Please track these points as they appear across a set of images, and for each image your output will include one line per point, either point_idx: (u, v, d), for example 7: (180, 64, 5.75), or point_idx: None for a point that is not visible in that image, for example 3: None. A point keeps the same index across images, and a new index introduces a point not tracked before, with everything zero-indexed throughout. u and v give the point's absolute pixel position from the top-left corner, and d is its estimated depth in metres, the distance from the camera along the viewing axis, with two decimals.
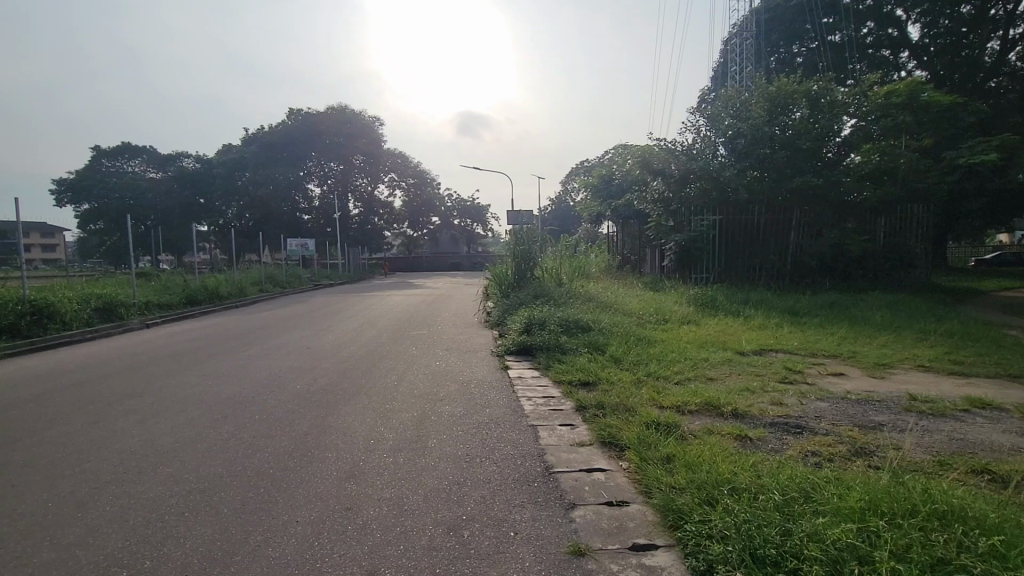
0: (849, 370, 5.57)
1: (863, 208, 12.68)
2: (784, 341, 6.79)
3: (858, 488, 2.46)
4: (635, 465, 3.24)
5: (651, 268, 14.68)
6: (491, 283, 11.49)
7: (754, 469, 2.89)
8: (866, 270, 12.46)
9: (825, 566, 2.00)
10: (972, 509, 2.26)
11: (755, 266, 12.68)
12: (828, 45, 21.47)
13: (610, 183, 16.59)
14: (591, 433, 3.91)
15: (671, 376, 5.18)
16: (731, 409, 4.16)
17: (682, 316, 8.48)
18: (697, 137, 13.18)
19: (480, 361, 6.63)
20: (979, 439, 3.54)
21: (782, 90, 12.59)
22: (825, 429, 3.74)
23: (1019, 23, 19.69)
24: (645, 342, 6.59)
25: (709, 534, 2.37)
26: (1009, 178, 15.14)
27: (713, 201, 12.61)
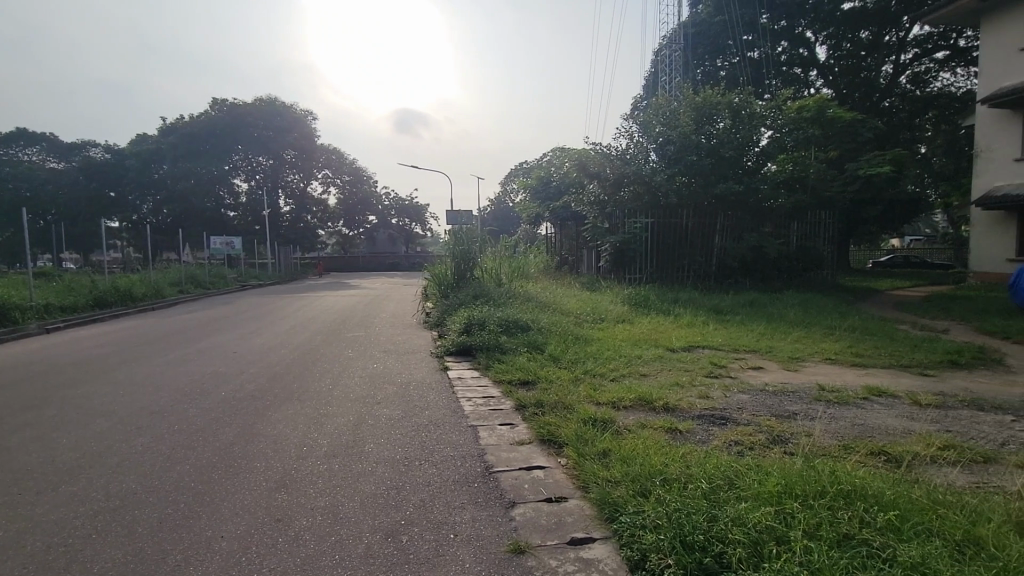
0: (767, 364, 5.98)
1: (779, 213, 13.66)
2: (710, 338, 7.18)
3: (775, 474, 2.66)
4: (573, 462, 3.30)
5: (588, 269, 15.06)
6: (430, 284, 11.39)
7: (683, 460, 3.04)
8: (782, 271, 13.46)
9: (747, 548, 2.14)
10: (871, 488, 2.49)
11: (684, 267, 13.29)
12: (748, 60, 22.86)
13: (548, 185, 16.89)
14: (530, 431, 3.96)
15: (606, 373, 5.34)
16: (662, 403, 4.35)
17: (617, 315, 8.75)
18: (630, 142, 13.67)
19: (419, 362, 6.56)
20: (878, 424, 3.92)
21: (707, 101, 13.35)
22: (746, 419, 4.00)
23: (908, 49, 21.70)
24: (582, 341, 6.75)
25: (642, 524, 2.46)
26: (901, 188, 16.88)
27: (645, 205, 13.13)
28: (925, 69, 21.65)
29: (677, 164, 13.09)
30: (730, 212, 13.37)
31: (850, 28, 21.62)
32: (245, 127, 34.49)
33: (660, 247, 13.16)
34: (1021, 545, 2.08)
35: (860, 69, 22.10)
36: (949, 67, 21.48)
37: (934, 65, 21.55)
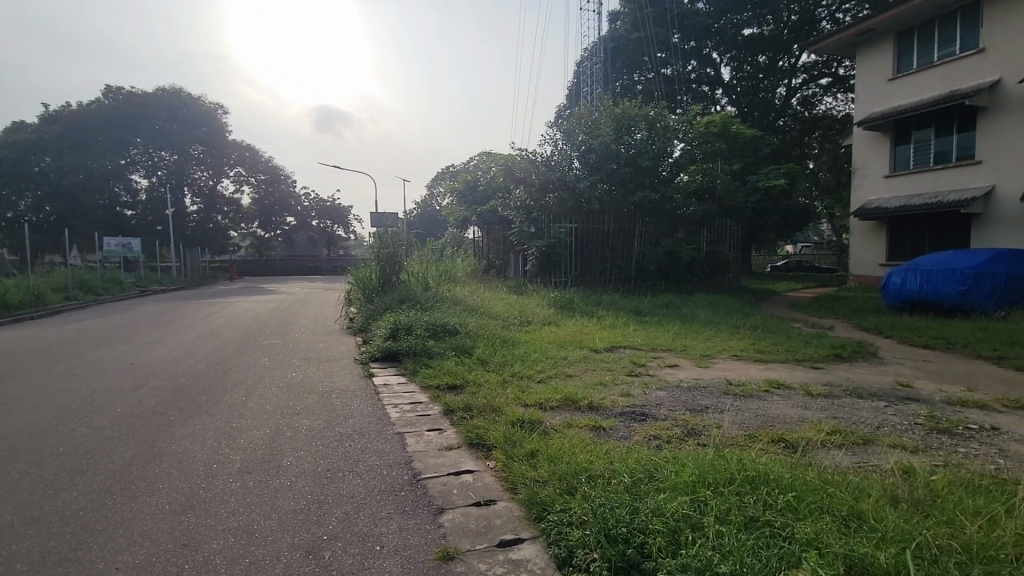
0: (682, 362, 6.36)
1: (690, 220, 14.58)
2: (631, 339, 7.52)
3: (689, 464, 2.85)
4: (502, 465, 3.32)
5: (514, 272, 15.22)
6: (355, 289, 11.02)
7: (607, 456, 3.16)
8: (694, 274, 14.38)
9: (666, 537, 2.25)
10: (772, 472, 2.73)
11: (607, 271, 13.79)
12: (662, 76, 24.30)
13: (475, 189, 16.93)
14: (459, 435, 3.94)
15: (534, 375, 5.43)
16: (586, 403, 4.49)
17: (543, 318, 8.91)
18: (555, 149, 14.06)
19: (342, 369, 6.31)
20: (778, 414, 4.29)
21: (626, 112, 14.05)
22: (663, 415, 4.22)
23: (799, 74, 23.89)
24: (509, 344, 6.82)
25: (569, 521, 2.53)
26: (794, 199, 18.65)
27: (570, 211, 13.53)
28: (812, 93, 24.02)
29: (599, 171, 13.62)
30: (647, 218, 14.09)
31: (750, 52, 23.57)
32: (146, 118, 31.60)
33: (584, 252, 13.55)
34: (894, 515, 2.36)
35: (758, 90, 24.14)
36: (832, 92, 23.88)
37: (819, 90, 23.94)
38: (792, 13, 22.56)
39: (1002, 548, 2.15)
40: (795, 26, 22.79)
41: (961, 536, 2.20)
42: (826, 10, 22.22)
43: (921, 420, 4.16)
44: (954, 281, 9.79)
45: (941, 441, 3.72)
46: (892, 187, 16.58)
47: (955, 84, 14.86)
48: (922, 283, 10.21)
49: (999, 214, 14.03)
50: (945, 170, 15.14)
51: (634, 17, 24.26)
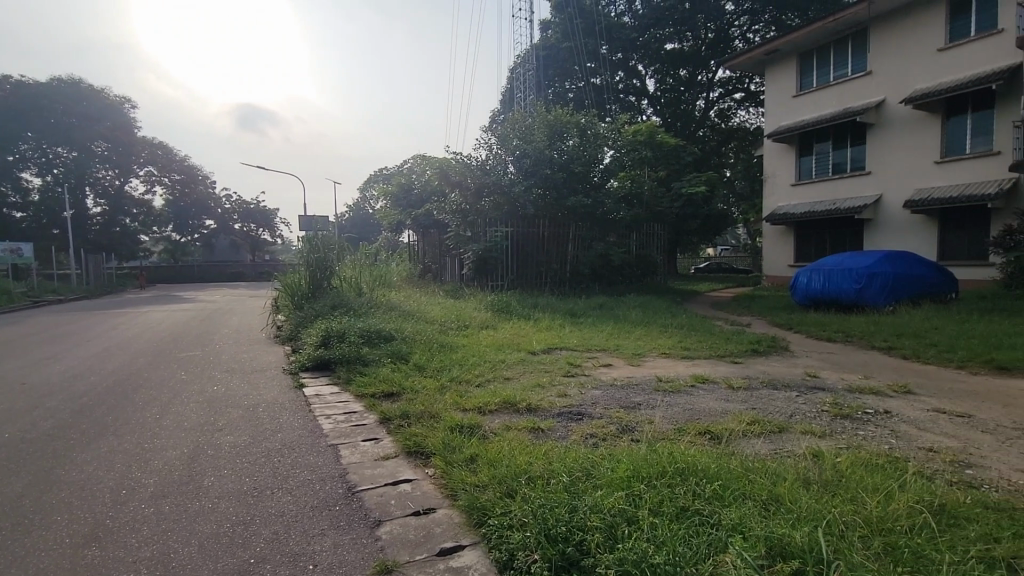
0: (616, 361, 6.58)
1: (620, 225, 15.13)
2: (567, 340, 7.68)
3: (625, 460, 2.95)
4: (441, 472, 3.28)
5: (450, 276, 15.11)
6: (282, 295, 10.49)
7: (545, 457, 3.21)
8: (624, 276, 14.94)
9: (604, 533, 2.32)
10: (699, 463, 2.88)
11: (542, 274, 14.00)
12: (591, 86, 25.16)
13: (409, 193, 16.71)
14: (396, 444, 3.85)
15: (472, 379, 5.41)
16: (525, 404, 4.53)
17: (481, 321, 8.92)
18: (490, 154, 14.13)
19: (269, 381, 5.98)
20: (704, 407, 4.54)
21: (558, 119, 14.38)
22: (599, 413, 4.34)
23: (715, 88, 25.50)
24: (447, 349, 6.77)
25: (509, 524, 2.54)
26: (714, 205, 19.85)
27: (505, 215, 13.63)
28: (727, 106, 25.68)
29: (534, 176, 13.82)
30: (580, 222, 14.48)
31: (672, 66, 24.84)
32: (38, 111, 28.74)
33: (520, 255, 13.71)
34: (807, 496, 2.56)
35: (680, 101, 25.45)
36: (745, 106, 25.68)
37: (733, 104, 25.68)
38: (708, 31, 24.07)
39: (897, 520, 2.39)
40: (711, 43, 24.34)
41: (863, 512, 2.43)
42: (739, 29, 23.93)
43: (827, 407, 4.56)
44: (851, 279, 10.80)
45: (844, 425, 4.09)
46: (798, 195, 18.05)
47: (849, 102, 16.43)
48: (825, 282, 11.23)
49: (887, 220, 15.64)
50: (843, 180, 16.68)
51: (564, 26, 25.14)
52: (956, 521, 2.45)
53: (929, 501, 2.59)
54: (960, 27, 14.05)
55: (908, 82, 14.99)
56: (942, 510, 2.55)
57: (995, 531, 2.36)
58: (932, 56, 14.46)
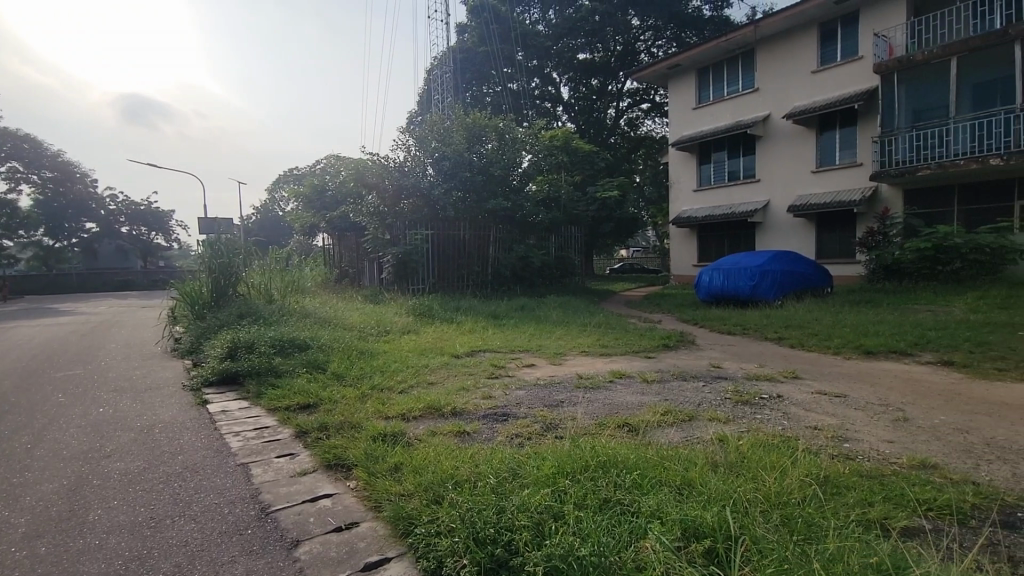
0: (538, 361, 6.71)
1: (539, 228, 15.46)
2: (490, 342, 7.72)
3: (549, 457, 3.02)
4: (364, 483, 3.16)
5: (369, 281, 14.62)
6: (180, 304, 9.59)
7: (472, 460, 3.20)
8: (544, 277, 15.27)
9: (532, 530, 2.35)
10: (618, 455, 3.01)
11: (463, 276, 13.95)
12: (508, 91, 25.57)
13: (323, 195, 15.99)
14: (314, 457, 3.66)
15: (394, 386, 5.26)
16: (450, 408, 4.49)
17: (402, 326, 8.71)
18: (408, 155, 13.89)
19: (166, 398, 5.45)
20: (622, 401, 4.75)
21: (477, 122, 14.37)
22: (523, 413, 4.39)
23: (625, 98, 26.86)
24: (367, 356, 6.55)
25: (436, 531, 2.50)
26: (626, 209, 20.84)
27: (424, 218, 13.46)
28: (636, 115, 27.10)
29: (453, 179, 13.73)
30: (501, 225, 14.61)
31: (584, 75, 25.84)
32: None
33: (441, 259, 13.56)
34: (714, 478, 2.76)
35: (592, 109, 26.49)
36: (651, 116, 27.24)
37: (641, 113, 27.16)
38: (617, 44, 25.30)
39: (790, 493, 2.64)
40: (620, 56, 25.62)
41: (763, 488, 2.67)
42: (644, 43, 25.37)
43: (730, 395, 4.94)
44: (747, 277, 11.79)
45: (745, 411, 4.45)
46: (700, 199, 19.42)
47: (741, 115, 17.98)
48: (724, 280, 12.18)
49: (776, 223, 17.25)
50: (738, 186, 18.18)
51: (480, 31, 25.47)
52: (838, 489, 2.76)
53: (816, 473, 2.90)
54: (829, 52, 15.83)
55: (789, 99, 16.67)
56: (826, 480, 2.87)
57: (868, 495, 2.69)
58: (808, 76, 16.17)
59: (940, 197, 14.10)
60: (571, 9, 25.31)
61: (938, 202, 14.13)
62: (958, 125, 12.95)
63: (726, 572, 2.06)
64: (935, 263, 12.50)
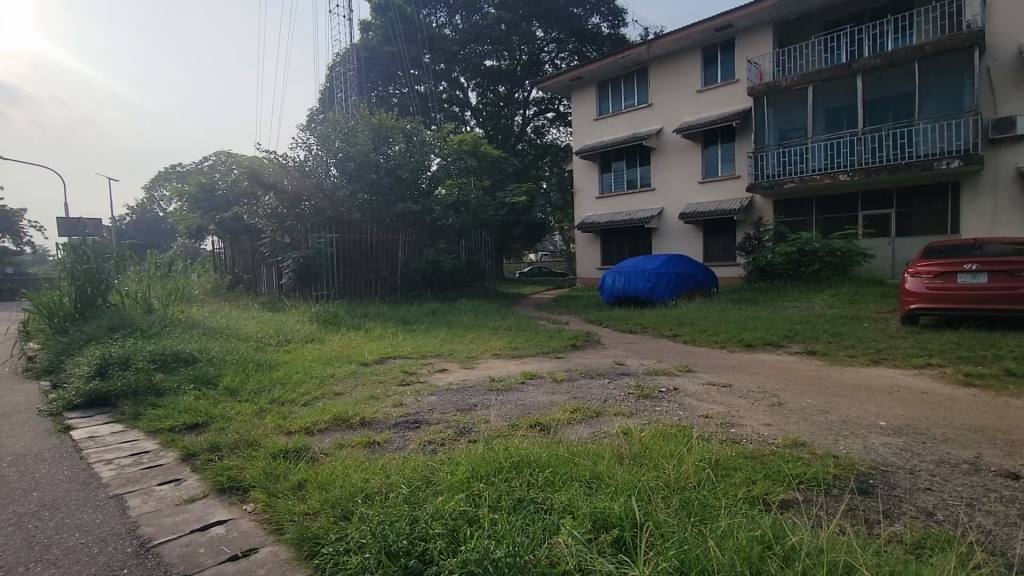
0: (450, 365, 6.67)
1: (449, 231, 15.40)
2: (400, 348, 7.54)
3: (463, 462, 3.00)
4: (263, 505, 2.94)
5: (266, 288, 13.66)
6: (34, 318, 8.31)
7: (383, 471, 3.09)
8: (455, 281, 15.23)
9: (447, 538, 2.32)
10: (530, 454, 3.07)
11: (371, 281, 13.50)
12: (415, 93, 25.28)
13: (212, 194, 14.71)
14: (204, 482, 3.33)
15: (296, 399, 4.94)
16: (358, 419, 4.31)
17: (305, 335, 8.24)
18: (308, 155, 13.22)
19: (16, 427, 4.68)
20: (534, 401, 4.85)
21: (383, 123, 13.97)
22: (435, 419, 4.33)
23: (531, 106, 27.58)
24: (265, 367, 6.11)
25: (345, 549, 2.38)
26: (534, 213, 21.34)
27: (328, 220, 12.83)
28: (542, 123, 27.91)
29: (357, 181, 13.26)
30: (409, 229, 14.35)
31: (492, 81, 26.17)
32: None
33: (347, 263, 13.02)
34: (621, 470, 2.90)
35: (500, 116, 26.88)
36: (556, 124, 28.20)
37: (546, 122, 28.03)
38: (522, 53, 25.93)
39: (687, 478, 2.85)
40: (525, 65, 26.29)
41: (664, 476, 2.85)
42: (548, 55, 26.24)
43: (633, 390, 5.24)
44: (645, 279, 12.58)
45: (646, 404, 4.73)
46: (603, 206, 20.42)
47: (637, 128, 19.18)
48: (625, 282, 12.91)
49: (670, 228, 18.58)
50: (636, 194, 19.35)
51: (386, 30, 25.01)
52: (727, 471, 3.03)
53: (708, 457, 3.16)
54: (711, 74, 17.40)
55: (678, 115, 18.07)
56: (717, 463, 3.13)
57: (752, 474, 2.98)
58: (694, 95, 17.64)
59: (803, 207, 16.00)
60: (477, 15, 25.56)
61: (802, 211, 16.02)
62: (815, 144, 14.75)
63: (633, 557, 2.18)
64: (799, 265, 14.18)
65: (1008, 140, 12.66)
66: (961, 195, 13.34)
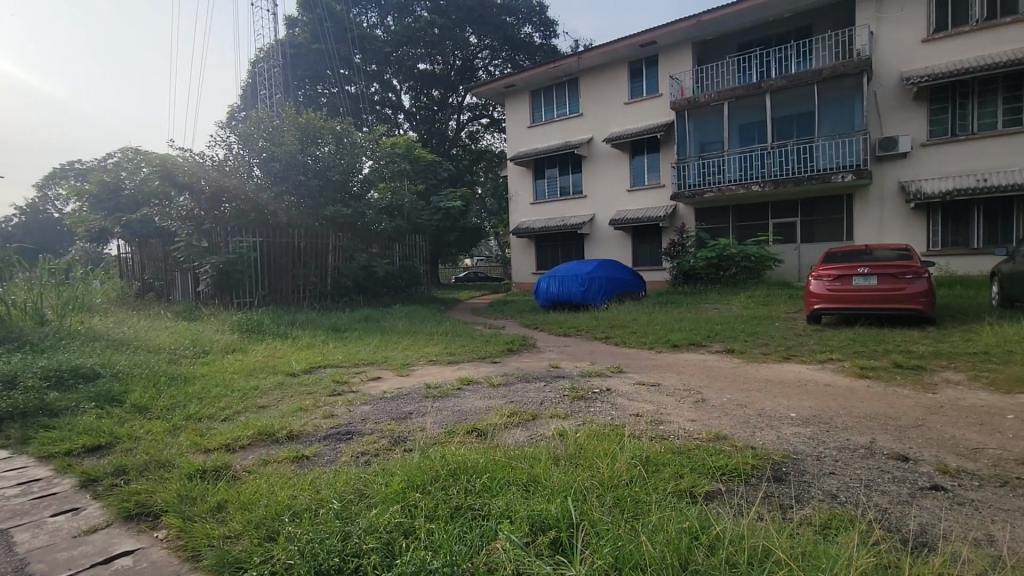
0: (384, 373, 6.49)
1: (382, 236, 15.06)
2: (330, 357, 7.25)
3: (398, 472, 2.93)
4: (177, 531, 2.70)
5: (181, 295, 12.67)
6: None
7: (313, 486, 2.95)
8: (388, 287, 14.90)
9: (381, 552, 2.25)
10: (467, 461, 3.04)
11: (299, 288, 12.87)
12: (346, 93, 24.58)
13: (118, 194, 13.47)
14: (107, 509, 3.02)
15: (215, 414, 4.61)
16: (285, 433, 4.09)
17: (225, 345, 7.72)
18: (228, 154, 12.48)
19: None
20: (470, 407, 4.82)
21: (311, 123, 13.42)
22: (369, 429, 4.20)
23: (465, 112, 27.57)
24: (180, 381, 5.66)
25: (270, 573, 2.23)
26: (469, 218, 21.30)
27: (251, 224, 12.11)
28: (476, 129, 27.96)
29: (283, 182, 12.67)
30: (340, 233, 13.88)
31: (425, 85, 25.91)
32: None
33: (272, 268, 12.34)
34: (557, 472, 2.94)
35: (434, 120, 26.66)
36: (490, 130, 28.34)
37: (481, 128, 28.11)
38: (456, 59, 25.87)
39: (622, 476, 2.94)
40: (459, 70, 26.24)
41: (598, 475, 2.93)
42: (481, 61, 26.38)
43: (568, 392, 5.35)
44: (577, 283, 12.90)
45: (580, 406, 4.85)
46: (537, 212, 20.76)
47: (569, 137, 19.69)
48: (559, 286, 13.19)
49: (601, 234, 19.19)
50: (569, 201, 19.83)
51: (313, 28, 24.16)
52: (657, 467, 3.16)
53: (639, 455, 3.27)
54: (637, 87, 18.20)
55: (607, 125, 18.74)
56: (647, 460, 3.25)
57: (679, 468, 3.12)
58: (621, 107, 18.36)
59: (721, 214, 17.07)
60: (409, 18, 25.26)
61: (720, 219, 17.10)
62: (731, 157, 15.79)
63: (569, 557, 2.21)
64: (719, 269, 15.08)
65: (892, 157, 14.18)
66: (854, 203, 14.75)
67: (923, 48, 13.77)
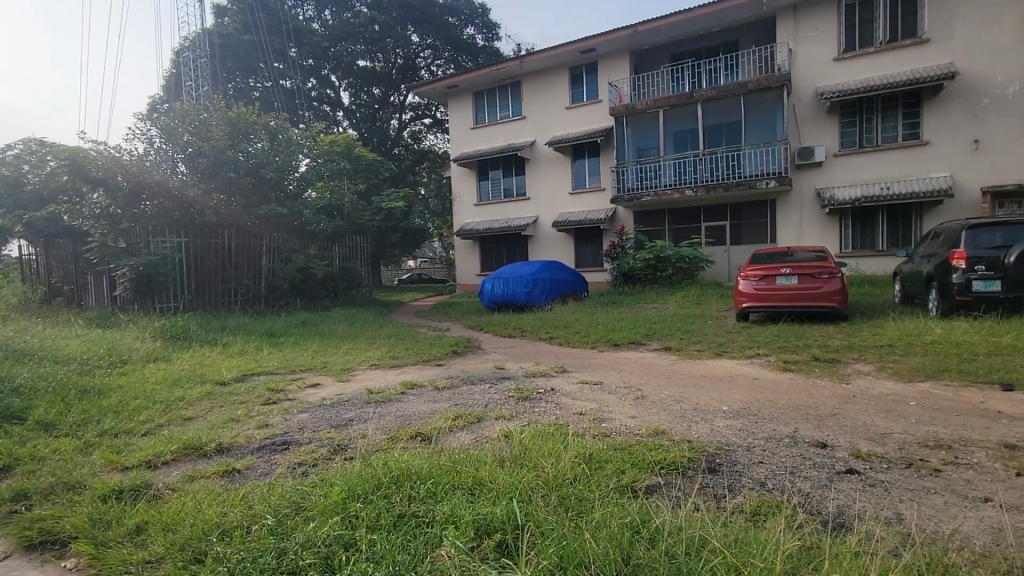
0: (323, 379, 6.24)
1: (320, 237, 14.54)
2: (264, 363, 6.90)
3: (338, 482, 2.82)
4: (88, 558, 2.47)
5: (95, 300, 11.64)
6: None
7: (245, 501, 2.79)
8: (327, 289, 14.39)
9: (319, 566, 2.15)
10: (411, 467, 2.97)
11: (229, 292, 12.04)
12: (280, 88, 23.55)
13: (18, 189, 12.20)
14: (3, 540, 2.71)
15: (134, 429, 4.26)
16: (214, 446, 3.84)
17: (146, 354, 7.16)
18: (149, 149, 11.64)
19: None
20: (414, 411, 4.72)
21: (242, 118, 12.72)
22: (307, 438, 4.02)
23: (407, 111, 27.12)
24: (93, 394, 5.19)
25: None
26: (412, 219, 20.95)
27: (175, 223, 11.33)
28: (418, 129, 27.54)
29: (211, 180, 11.97)
30: (275, 233, 13.25)
31: (365, 82, 25.27)
32: None
33: (198, 271, 11.44)
34: (503, 473, 2.93)
35: (374, 118, 26.06)
36: (433, 131, 28.03)
37: (423, 128, 27.74)
38: (397, 57, 25.40)
39: (566, 474, 2.98)
40: (400, 68, 25.79)
41: (543, 475, 2.95)
42: (423, 60, 26.05)
43: (513, 393, 5.36)
44: (521, 285, 12.99)
45: (526, 406, 4.87)
46: (480, 213, 20.75)
47: (512, 139, 19.81)
48: (503, 287, 13.23)
49: (544, 236, 19.44)
50: (512, 203, 19.96)
51: (244, 18, 23.01)
52: (599, 464, 3.23)
53: (583, 453, 3.34)
54: (577, 92, 18.60)
55: (548, 129, 19.02)
56: (590, 457, 3.32)
57: (621, 464, 3.21)
58: (562, 111, 18.69)
59: (658, 217, 17.76)
60: (348, 13, 24.58)
61: (657, 222, 17.78)
62: (666, 162, 16.46)
63: (515, 559, 2.20)
64: (656, 270, 15.64)
65: (810, 166, 15.29)
66: (777, 207, 15.77)
67: (835, 66, 14.93)
